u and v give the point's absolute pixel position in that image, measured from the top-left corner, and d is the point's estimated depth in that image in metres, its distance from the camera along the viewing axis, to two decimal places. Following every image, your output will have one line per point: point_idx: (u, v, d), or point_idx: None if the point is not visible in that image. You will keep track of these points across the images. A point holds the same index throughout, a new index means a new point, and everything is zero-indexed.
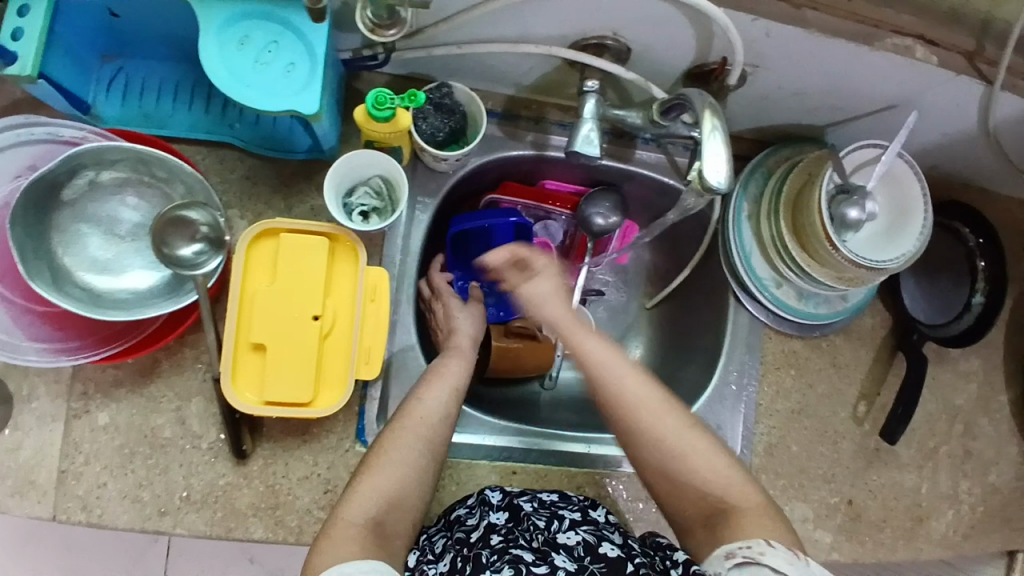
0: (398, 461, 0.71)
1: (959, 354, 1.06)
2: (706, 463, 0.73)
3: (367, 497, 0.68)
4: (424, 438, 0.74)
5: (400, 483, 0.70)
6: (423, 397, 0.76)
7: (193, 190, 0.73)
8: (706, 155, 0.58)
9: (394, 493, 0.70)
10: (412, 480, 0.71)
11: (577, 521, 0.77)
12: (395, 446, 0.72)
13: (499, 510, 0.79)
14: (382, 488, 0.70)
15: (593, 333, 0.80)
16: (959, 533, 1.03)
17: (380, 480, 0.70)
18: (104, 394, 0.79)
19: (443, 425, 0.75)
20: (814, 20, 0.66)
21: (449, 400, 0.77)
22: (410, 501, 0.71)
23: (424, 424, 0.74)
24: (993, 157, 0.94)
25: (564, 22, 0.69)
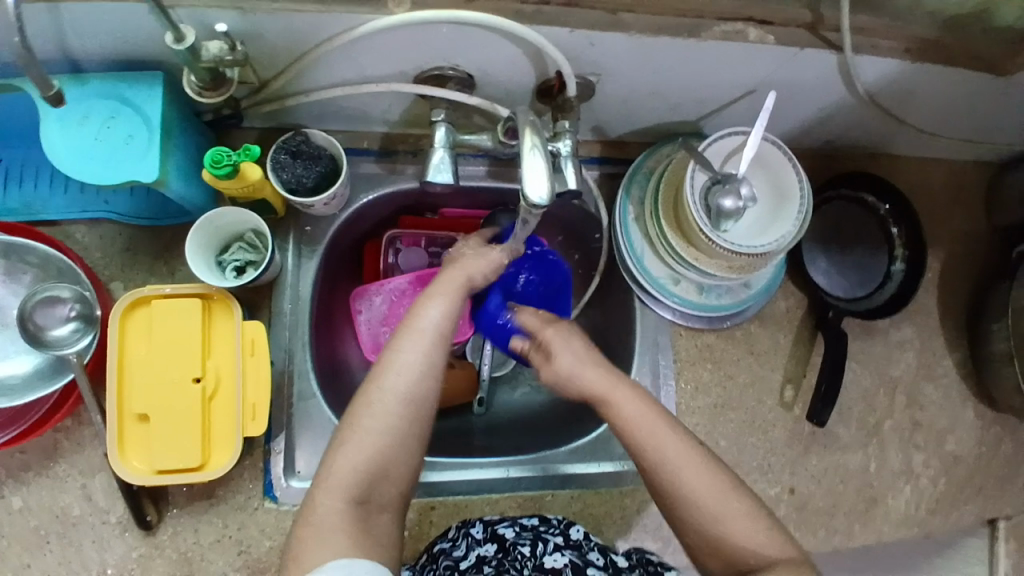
0: (371, 438, 0.61)
1: (889, 324, 1.02)
2: (751, 524, 0.62)
3: (343, 480, 0.60)
4: (409, 403, 0.63)
5: (374, 457, 0.61)
6: (405, 344, 0.65)
7: (65, 272, 0.76)
8: (526, 177, 0.61)
9: (371, 470, 0.61)
10: (394, 450, 0.62)
11: (561, 545, 0.76)
12: (371, 422, 0.62)
13: (485, 542, 0.77)
14: (359, 468, 0.60)
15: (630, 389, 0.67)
16: (921, 509, 0.98)
17: (355, 455, 0.61)
18: (14, 478, 0.77)
19: (428, 381, 0.64)
20: (632, 22, 0.67)
21: (433, 350, 0.65)
22: (396, 470, 0.62)
23: (402, 390, 0.63)
24: (881, 122, 0.92)
25: (398, 60, 0.71)
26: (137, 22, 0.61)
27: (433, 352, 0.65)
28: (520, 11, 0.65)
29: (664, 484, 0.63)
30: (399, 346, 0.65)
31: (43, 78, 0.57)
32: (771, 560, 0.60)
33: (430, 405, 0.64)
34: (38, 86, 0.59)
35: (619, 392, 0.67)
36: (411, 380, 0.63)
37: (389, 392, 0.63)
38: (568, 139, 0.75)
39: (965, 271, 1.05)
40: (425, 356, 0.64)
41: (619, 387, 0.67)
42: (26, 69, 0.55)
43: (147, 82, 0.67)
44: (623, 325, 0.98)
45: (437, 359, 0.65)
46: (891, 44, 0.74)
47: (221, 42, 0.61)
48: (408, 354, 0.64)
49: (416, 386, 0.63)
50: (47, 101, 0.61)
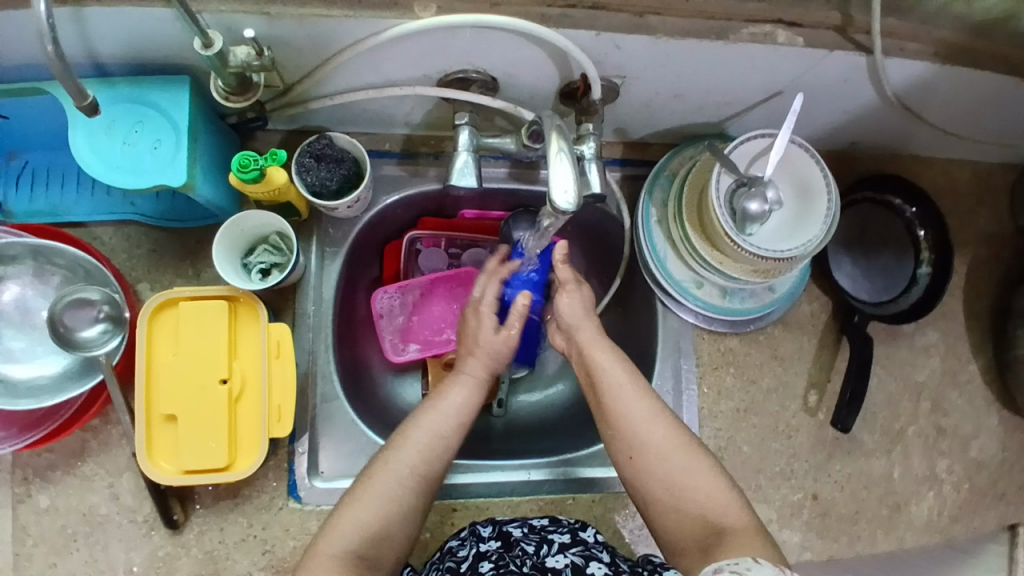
0: (384, 493, 0.67)
1: (914, 328, 1.00)
2: (709, 489, 0.69)
3: (348, 532, 0.64)
4: (418, 471, 0.69)
5: (383, 517, 0.66)
6: (418, 420, 0.72)
7: (94, 275, 0.77)
8: (553, 179, 0.60)
9: (377, 528, 0.66)
10: (397, 516, 0.67)
11: (566, 544, 0.77)
12: (383, 476, 0.68)
13: (490, 540, 0.79)
14: (365, 522, 0.65)
15: (606, 345, 0.76)
16: (944, 515, 0.97)
17: (361, 511, 0.66)
18: (42, 477, 0.78)
19: (440, 454, 0.70)
20: (658, 26, 0.66)
21: (448, 427, 0.72)
22: (395, 537, 0.67)
23: (420, 445, 0.70)
24: (908, 123, 0.91)
25: (421, 64, 0.71)
26: (167, 28, 0.62)
27: (447, 428, 0.72)
28: (546, 14, 0.64)
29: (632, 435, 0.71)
30: (419, 413, 0.73)
31: (79, 87, 0.55)
32: (724, 521, 0.67)
33: (435, 480, 0.70)
34: (73, 96, 0.56)
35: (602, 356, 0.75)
36: (424, 447, 0.70)
37: (405, 450, 0.69)
38: (593, 141, 0.75)
39: (990, 275, 1.03)
40: (438, 429, 0.71)
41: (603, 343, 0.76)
42: (59, 76, 0.52)
43: (175, 87, 0.68)
44: (644, 328, 0.98)
45: (451, 438, 0.72)
46: (919, 47, 0.73)
47: (248, 47, 0.62)
48: (426, 423, 0.71)
49: (430, 451, 0.70)
50: (81, 112, 0.59)
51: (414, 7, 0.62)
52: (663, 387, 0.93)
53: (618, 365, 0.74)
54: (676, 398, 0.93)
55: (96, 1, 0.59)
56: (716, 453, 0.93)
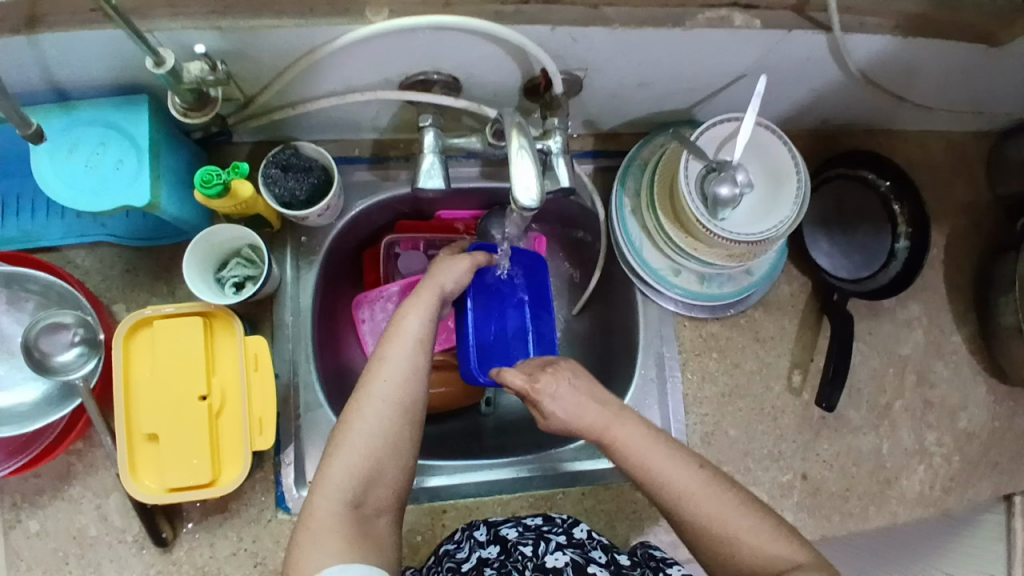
0: (366, 432, 0.65)
1: (895, 303, 1.01)
2: (767, 540, 0.63)
3: (338, 479, 0.63)
4: (397, 403, 0.66)
5: (371, 455, 0.64)
6: (386, 354, 0.69)
7: (66, 298, 0.77)
8: (514, 176, 0.61)
9: (368, 468, 0.64)
10: (388, 452, 0.65)
11: (562, 543, 0.77)
12: (362, 417, 0.65)
13: (488, 544, 0.79)
14: (354, 463, 0.63)
15: (626, 416, 0.69)
16: (936, 488, 0.97)
17: (348, 455, 0.64)
18: (29, 503, 0.78)
19: (414, 382, 0.68)
20: (614, 16, 0.66)
21: (415, 355, 0.69)
22: (389, 473, 0.65)
23: (395, 383, 0.67)
24: (877, 98, 0.90)
25: (381, 68, 0.70)
26: (120, 47, 0.62)
27: (415, 358, 0.69)
28: (501, 11, 0.64)
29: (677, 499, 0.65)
30: (385, 348, 0.69)
31: (23, 117, 0.55)
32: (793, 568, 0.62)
33: (417, 413, 0.68)
34: (18, 125, 0.56)
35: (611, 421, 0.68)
36: (395, 379, 0.67)
37: (379, 388, 0.67)
38: (559, 135, 0.75)
39: (970, 246, 1.03)
40: (409, 365, 0.68)
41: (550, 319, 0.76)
42: (1, 104, 0.51)
43: (134, 106, 0.68)
44: (625, 319, 0.98)
45: (419, 365, 0.69)
46: (879, 21, 0.73)
47: (202, 62, 0.62)
48: (390, 355, 0.68)
49: (403, 381, 0.67)
50: (27, 139, 0.59)
51: (367, 11, 0.62)
52: (647, 377, 0.94)
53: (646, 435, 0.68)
54: (661, 386, 0.94)
55: (49, 27, 0.58)
56: (704, 439, 0.93)
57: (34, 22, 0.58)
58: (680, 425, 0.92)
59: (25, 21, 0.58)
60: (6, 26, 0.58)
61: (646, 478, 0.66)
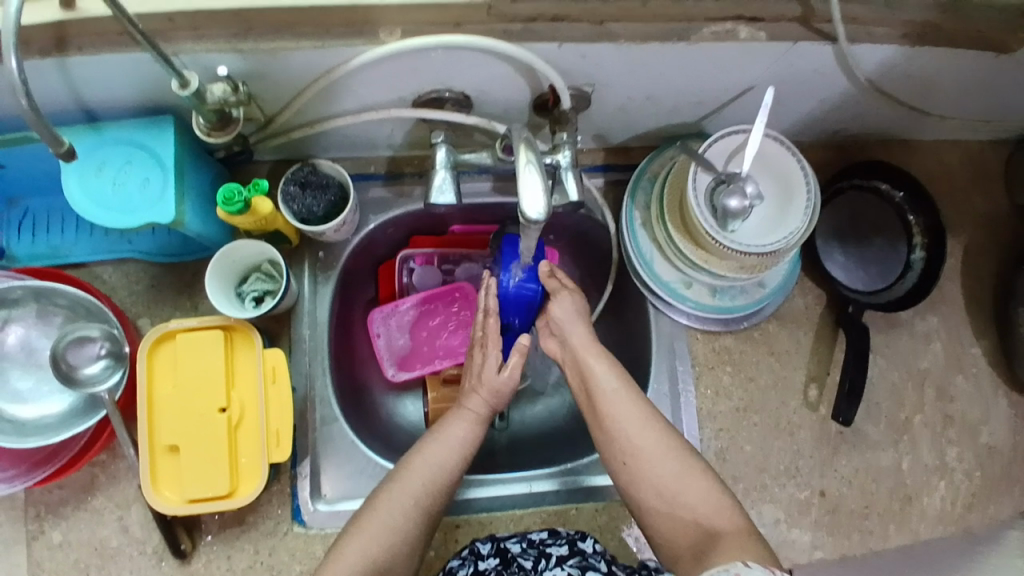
0: (388, 525, 0.68)
1: (913, 315, 0.99)
2: (727, 521, 0.66)
3: (353, 563, 0.65)
4: (422, 502, 0.70)
5: (389, 547, 0.67)
6: (425, 457, 0.72)
7: (93, 312, 0.79)
8: (523, 191, 0.62)
9: (382, 558, 0.67)
10: (402, 548, 0.68)
11: (564, 556, 0.79)
12: (385, 511, 0.69)
13: (489, 557, 0.80)
14: (371, 552, 0.66)
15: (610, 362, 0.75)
16: (958, 505, 0.95)
17: (367, 543, 0.67)
18: (53, 513, 0.80)
19: (444, 482, 0.72)
20: (621, 33, 0.67)
21: (449, 459, 0.73)
22: (399, 567, 0.68)
23: (425, 481, 0.71)
24: (889, 108, 0.90)
25: (395, 88, 0.73)
26: (146, 70, 0.65)
27: (450, 459, 0.73)
28: (510, 30, 0.66)
29: (623, 442, 0.71)
30: (425, 449, 0.73)
31: (54, 135, 0.55)
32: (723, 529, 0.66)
33: (439, 509, 0.71)
34: (50, 142, 0.56)
35: (616, 398, 0.72)
36: (430, 479, 0.71)
37: (411, 483, 0.70)
38: (568, 149, 0.77)
39: (987, 256, 1.02)
40: (443, 464, 0.72)
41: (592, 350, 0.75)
42: (33, 127, 0.53)
43: (160, 126, 0.71)
44: (638, 332, 0.98)
45: (455, 470, 0.73)
46: (887, 31, 0.73)
47: (223, 84, 0.64)
48: (430, 454, 0.73)
49: (433, 483, 0.71)
50: (61, 158, 0.60)
51: (380, 32, 0.64)
52: (661, 390, 0.93)
53: (635, 409, 0.72)
54: (675, 399, 0.93)
55: (77, 49, 0.61)
56: (719, 455, 0.92)
57: (63, 43, 0.61)
58: (695, 440, 0.92)
59: (54, 43, 0.61)
60: (39, 50, 0.61)
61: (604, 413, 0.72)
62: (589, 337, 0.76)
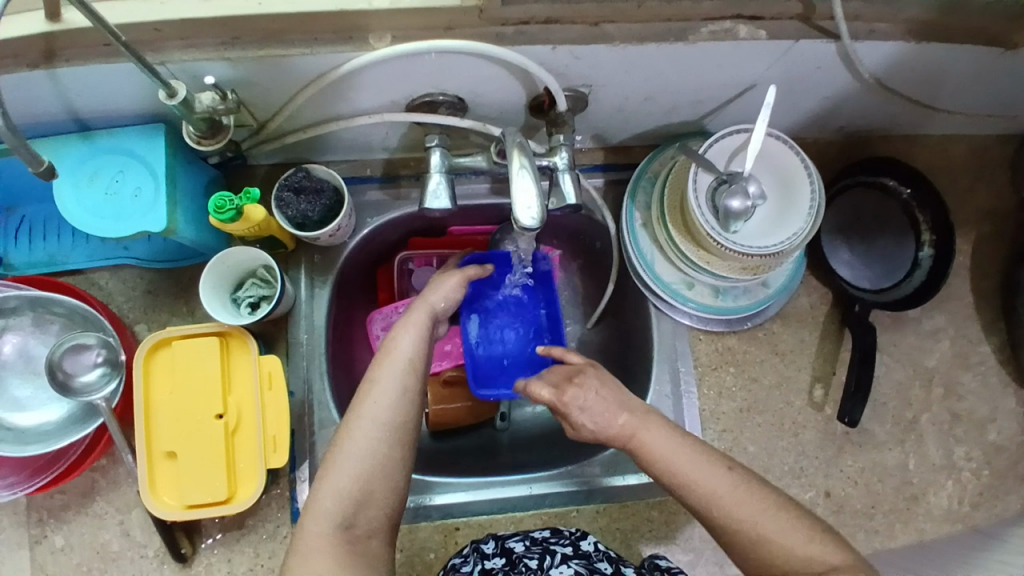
0: (354, 452, 0.65)
1: (920, 312, 0.97)
2: (827, 556, 0.60)
3: (329, 502, 0.63)
4: (387, 424, 0.66)
5: (360, 476, 0.64)
6: (374, 375, 0.69)
7: (90, 320, 0.79)
8: (515, 196, 0.61)
9: (357, 490, 0.63)
10: (377, 473, 0.64)
11: (568, 555, 0.79)
12: (351, 441, 0.65)
13: (494, 557, 0.79)
14: (343, 487, 0.63)
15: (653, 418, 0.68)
16: (965, 503, 0.93)
17: (339, 477, 0.64)
18: (56, 518, 0.81)
19: (407, 403, 0.68)
20: (616, 33, 0.66)
21: (405, 377, 0.69)
22: (381, 492, 0.64)
23: (385, 404, 0.67)
24: (895, 104, 0.88)
25: (388, 91, 0.72)
26: (134, 80, 0.64)
27: (408, 380, 0.69)
28: (502, 33, 0.64)
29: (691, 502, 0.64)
30: (376, 369, 0.69)
31: (34, 154, 0.54)
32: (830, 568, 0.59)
33: (410, 427, 0.68)
34: (29, 162, 0.55)
35: (646, 428, 0.68)
36: (387, 400, 0.67)
37: (365, 409, 0.67)
38: (565, 152, 0.76)
39: (997, 252, 0.99)
40: (401, 387, 0.68)
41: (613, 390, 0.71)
42: (15, 148, 0.53)
43: (151, 133, 0.70)
44: (638, 332, 0.97)
45: (411, 384, 0.69)
46: (889, 27, 0.71)
47: (212, 93, 0.64)
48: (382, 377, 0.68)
49: (393, 405, 0.67)
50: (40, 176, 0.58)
51: (370, 38, 0.63)
52: (662, 390, 0.92)
53: (673, 439, 0.67)
54: (677, 400, 0.92)
55: (66, 61, 0.61)
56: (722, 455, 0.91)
57: (51, 55, 0.61)
58: None
59: (42, 55, 0.61)
60: (27, 62, 0.61)
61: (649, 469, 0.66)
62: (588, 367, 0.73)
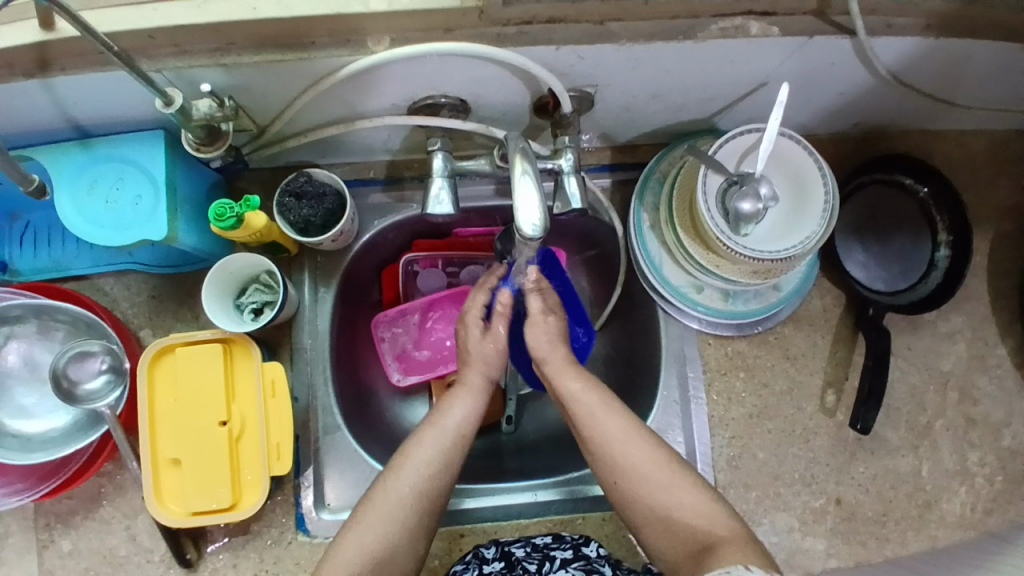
0: (387, 514, 0.66)
1: (936, 315, 0.95)
2: (715, 524, 0.65)
3: (352, 556, 0.64)
4: (423, 491, 0.67)
5: (387, 539, 0.65)
6: (418, 443, 0.70)
7: (94, 328, 0.79)
8: (518, 204, 0.59)
9: (381, 550, 0.65)
10: (404, 536, 0.66)
11: (568, 560, 0.78)
12: (385, 500, 0.67)
13: (494, 561, 0.79)
14: (370, 548, 0.65)
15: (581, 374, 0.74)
16: (980, 511, 0.91)
17: (365, 534, 0.65)
18: (64, 523, 0.81)
19: (445, 469, 0.69)
20: (621, 32, 0.63)
21: (451, 447, 0.70)
22: (401, 558, 0.66)
23: (425, 469, 0.68)
24: (913, 100, 0.85)
25: (387, 94, 0.70)
26: (131, 86, 0.63)
27: (450, 446, 0.70)
28: (502, 33, 0.62)
29: (611, 461, 0.69)
30: (421, 436, 0.70)
31: None
32: (715, 538, 0.64)
33: (442, 496, 0.69)
34: None
35: (589, 400, 0.71)
36: (428, 467, 0.68)
37: (407, 472, 0.68)
38: (570, 153, 0.74)
39: (1017, 251, 0.96)
40: (442, 451, 0.69)
41: (568, 370, 0.74)
42: None
43: (151, 141, 0.69)
44: (645, 335, 0.95)
45: (454, 459, 0.70)
46: (908, 22, 0.68)
47: (209, 100, 0.63)
48: (426, 444, 0.70)
49: (431, 469, 0.68)
50: None
51: (367, 41, 0.61)
52: (668, 394, 0.91)
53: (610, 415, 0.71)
54: (683, 404, 0.91)
55: (61, 70, 0.60)
56: (730, 461, 0.89)
57: (46, 65, 0.60)
58: (704, 447, 0.89)
59: (38, 65, 0.60)
60: (23, 71, 0.60)
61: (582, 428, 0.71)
62: (565, 357, 0.75)
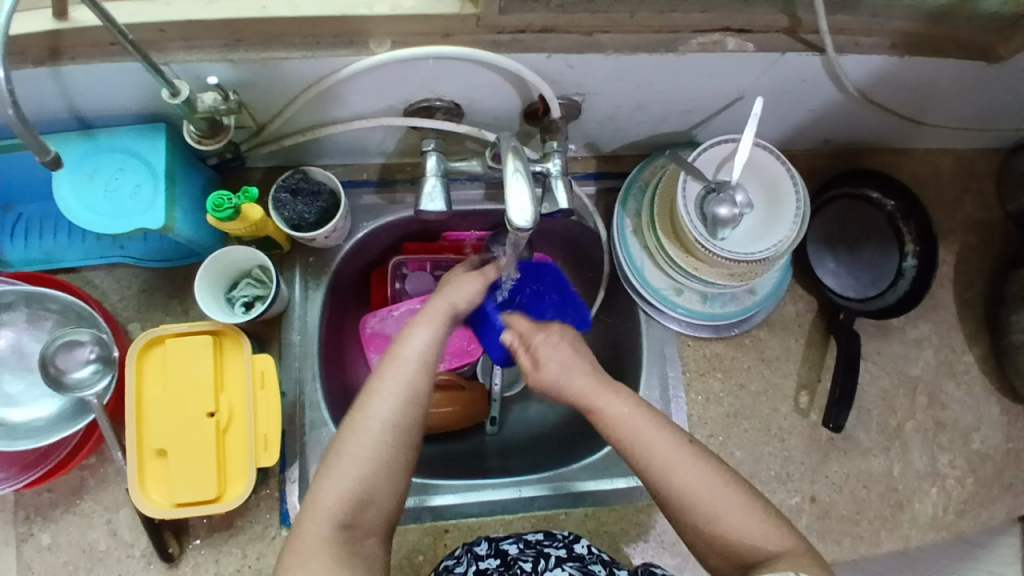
0: (363, 455, 0.63)
1: (904, 322, 0.99)
2: (777, 542, 0.63)
3: (331, 505, 0.62)
4: (395, 426, 0.65)
5: (365, 480, 0.63)
6: (381, 378, 0.66)
7: (84, 316, 0.79)
8: (509, 198, 0.62)
9: (361, 494, 0.63)
10: (381, 475, 0.64)
11: (562, 558, 0.79)
12: (357, 442, 0.64)
13: (488, 557, 0.79)
14: (345, 490, 0.62)
15: (615, 391, 0.69)
16: (950, 511, 0.95)
17: (342, 479, 0.63)
18: (42, 516, 0.80)
19: (414, 407, 0.66)
20: (609, 43, 0.68)
21: (416, 377, 0.67)
22: (383, 499, 0.64)
23: (392, 406, 0.65)
24: (879, 118, 0.91)
25: (386, 95, 0.73)
26: (140, 79, 0.65)
27: (418, 375, 0.67)
28: (498, 40, 0.66)
29: (659, 477, 0.66)
30: (381, 375, 0.67)
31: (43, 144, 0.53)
32: (775, 556, 0.62)
33: (415, 431, 0.66)
34: (36, 151, 0.54)
35: (634, 419, 0.67)
36: (394, 400, 0.66)
37: (373, 412, 0.65)
38: (558, 157, 0.77)
39: (979, 264, 1.02)
40: (406, 388, 0.66)
41: (609, 392, 0.69)
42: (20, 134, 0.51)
43: (152, 133, 0.71)
44: (628, 338, 0.98)
45: (420, 386, 0.67)
46: (873, 42, 0.74)
47: (214, 93, 0.65)
48: (390, 377, 0.67)
49: (400, 406, 0.65)
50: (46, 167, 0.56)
51: (370, 42, 0.65)
52: (651, 395, 0.93)
53: (656, 430, 0.67)
54: (665, 405, 0.93)
55: (72, 60, 0.62)
56: None
57: (57, 54, 0.62)
58: None
59: (48, 53, 0.62)
60: (31, 58, 0.62)
61: (630, 451, 0.67)
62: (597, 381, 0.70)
